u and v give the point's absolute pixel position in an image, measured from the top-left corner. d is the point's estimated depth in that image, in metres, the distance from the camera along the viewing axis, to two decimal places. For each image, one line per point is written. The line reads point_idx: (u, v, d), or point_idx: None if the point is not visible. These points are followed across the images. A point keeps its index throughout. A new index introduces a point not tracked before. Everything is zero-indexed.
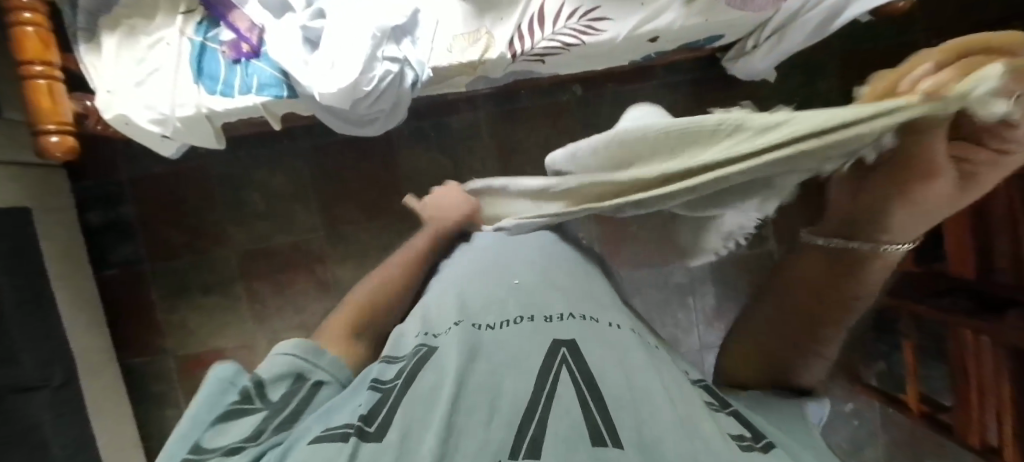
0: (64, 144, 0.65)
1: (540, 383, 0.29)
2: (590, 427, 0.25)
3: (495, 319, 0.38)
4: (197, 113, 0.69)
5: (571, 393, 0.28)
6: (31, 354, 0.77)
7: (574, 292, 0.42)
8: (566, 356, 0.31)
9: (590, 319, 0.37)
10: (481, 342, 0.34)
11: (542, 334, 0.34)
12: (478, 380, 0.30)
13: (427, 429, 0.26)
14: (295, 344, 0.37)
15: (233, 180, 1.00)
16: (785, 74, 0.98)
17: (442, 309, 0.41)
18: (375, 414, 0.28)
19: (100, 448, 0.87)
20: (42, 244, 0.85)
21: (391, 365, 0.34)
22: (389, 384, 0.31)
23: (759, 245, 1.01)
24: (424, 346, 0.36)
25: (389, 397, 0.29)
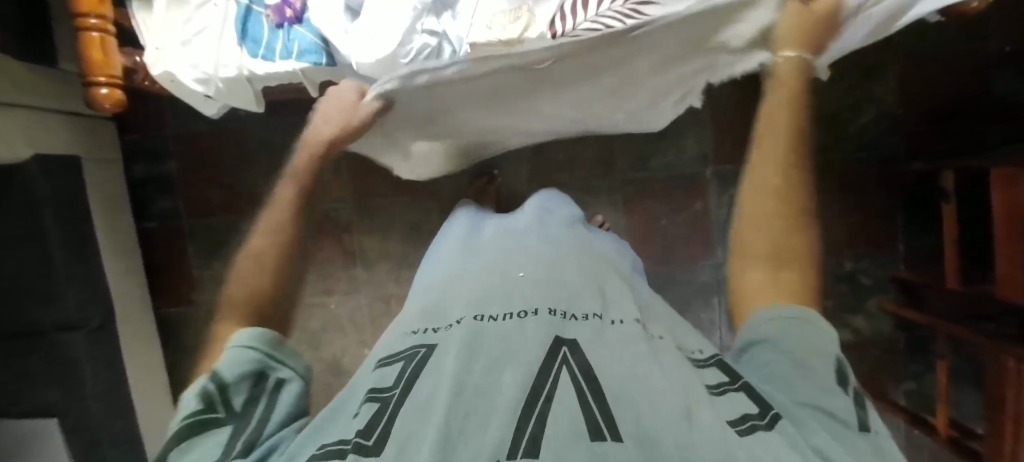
0: (113, 97, 0.68)
1: (538, 381, 0.29)
2: (587, 422, 0.25)
3: (499, 312, 0.38)
4: (239, 75, 0.70)
5: (568, 390, 0.28)
6: (74, 294, 0.82)
7: (578, 286, 0.42)
8: (567, 354, 0.32)
9: (593, 317, 0.38)
10: (483, 337, 0.34)
11: (543, 329, 0.35)
12: (475, 377, 0.30)
13: (423, 437, 0.25)
14: (251, 336, 0.38)
15: (270, 145, 1.02)
16: (838, 75, 0.93)
17: (449, 308, 0.41)
18: (372, 429, 0.27)
19: (131, 388, 0.92)
20: (89, 192, 0.90)
21: (391, 368, 0.35)
22: (387, 392, 0.32)
23: None
24: (424, 348, 0.36)
25: (388, 406, 0.29)
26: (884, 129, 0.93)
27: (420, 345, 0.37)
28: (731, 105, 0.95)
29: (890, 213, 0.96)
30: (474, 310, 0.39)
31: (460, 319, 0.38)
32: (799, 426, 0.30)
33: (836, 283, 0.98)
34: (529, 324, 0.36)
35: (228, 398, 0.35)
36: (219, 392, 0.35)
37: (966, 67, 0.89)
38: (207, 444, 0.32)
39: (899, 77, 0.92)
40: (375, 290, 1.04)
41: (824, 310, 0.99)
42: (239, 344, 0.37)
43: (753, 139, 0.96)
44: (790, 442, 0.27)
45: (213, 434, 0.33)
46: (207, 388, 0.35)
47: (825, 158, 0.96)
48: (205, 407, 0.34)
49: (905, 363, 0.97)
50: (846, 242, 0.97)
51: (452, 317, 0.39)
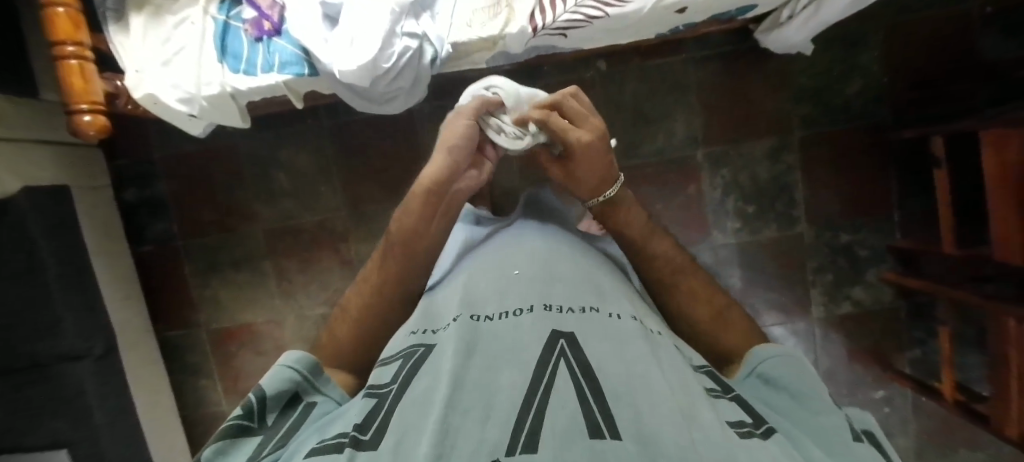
0: (96, 124, 0.67)
1: (538, 374, 0.29)
2: (586, 419, 0.25)
3: (495, 311, 0.38)
4: (222, 92, 0.70)
5: (568, 383, 0.28)
6: (74, 325, 0.81)
7: (575, 282, 0.43)
8: (565, 346, 0.32)
9: (590, 310, 0.38)
10: (479, 335, 0.35)
11: (541, 325, 0.35)
12: (472, 373, 0.30)
13: (422, 433, 0.25)
14: (298, 359, 0.38)
15: (259, 159, 1.01)
16: (822, 48, 0.93)
17: (446, 309, 0.41)
18: (369, 424, 0.28)
19: (138, 414, 0.92)
20: (81, 221, 0.89)
21: (387, 368, 0.35)
22: (385, 389, 0.32)
23: (788, 228, 0.98)
24: (421, 347, 0.36)
25: (386, 402, 0.30)
26: (870, 98, 0.93)
27: (419, 343, 0.37)
28: (716, 85, 0.96)
29: (884, 182, 0.95)
30: (470, 309, 0.39)
31: (456, 317, 0.38)
32: (794, 443, 0.29)
33: (835, 257, 0.98)
34: (526, 319, 0.36)
35: (264, 414, 0.35)
36: (258, 404, 0.35)
37: (948, 30, 0.89)
38: (243, 451, 0.32)
39: (883, 44, 0.91)
40: None
41: (825, 284, 0.99)
42: (285, 364, 0.38)
43: (742, 119, 0.96)
44: (786, 451, 0.26)
45: (244, 443, 0.33)
46: (249, 399, 0.35)
47: (815, 132, 0.96)
48: (243, 415, 0.34)
49: (908, 331, 0.98)
50: (841, 214, 0.97)
51: (449, 316, 0.39)
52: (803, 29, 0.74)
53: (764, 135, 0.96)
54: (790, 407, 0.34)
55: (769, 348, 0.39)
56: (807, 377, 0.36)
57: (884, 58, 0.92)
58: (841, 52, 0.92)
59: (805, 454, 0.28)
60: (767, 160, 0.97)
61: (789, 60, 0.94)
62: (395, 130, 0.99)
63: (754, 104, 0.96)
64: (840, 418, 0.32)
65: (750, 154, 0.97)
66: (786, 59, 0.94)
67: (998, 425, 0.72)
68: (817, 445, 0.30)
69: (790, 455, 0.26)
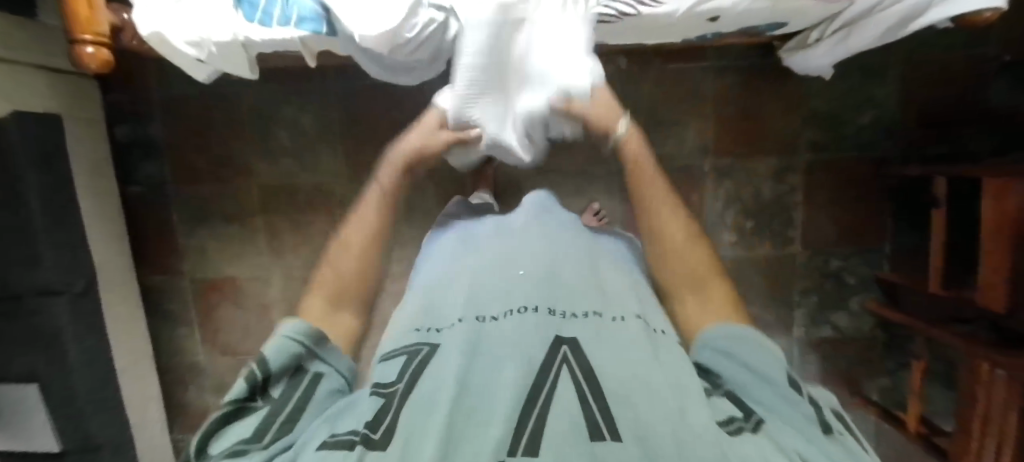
0: (99, 57, 0.64)
1: (539, 378, 0.30)
2: (589, 424, 0.26)
3: (500, 311, 0.39)
4: (234, 40, 0.67)
5: (570, 388, 0.29)
6: (54, 260, 0.79)
7: (580, 286, 0.43)
8: (567, 353, 0.32)
9: (593, 315, 0.38)
10: (484, 334, 0.35)
11: (545, 328, 0.35)
12: (478, 376, 0.31)
13: (429, 434, 0.26)
14: (296, 330, 0.38)
15: (262, 113, 0.98)
16: (842, 74, 0.93)
17: (448, 307, 0.42)
18: (379, 420, 0.28)
19: (113, 355, 0.91)
20: (71, 154, 0.86)
21: (392, 363, 0.35)
22: (393, 387, 0.32)
23: (782, 248, 0.99)
24: (425, 344, 0.36)
25: (392, 400, 0.30)
26: (880, 131, 0.94)
27: (422, 340, 0.37)
28: (734, 97, 0.95)
29: (880, 216, 0.97)
30: (474, 311, 0.39)
31: (461, 317, 0.39)
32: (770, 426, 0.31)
33: (823, 281, 1.00)
34: (528, 321, 0.36)
35: (269, 387, 0.36)
36: (262, 379, 0.35)
37: (968, 72, 0.90)
38: (244, 424, 0.33)
39: (903, 79, 0.92)
40: None
41: (808, 306, 1.01)
42: (286, 334, 0.38)
43: (753, 134, 0.96)
44: (776, 445, 0.28)
45: (249, 418, 0.34)
46: (252, 372, 0.35)
47: (823, 156, 0.96)
48: (248, 394, 0.35)
49: (881, 360, 1.01)
50: (835, 240, 0.99)
51: (453, 316, 0.40)
52: (830, 54, 0.74)
53: (772, 153, 0.97)
54: (755, 386, 0.34)
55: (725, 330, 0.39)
56: (758, 352, 0.36)
57: (901, 92, 0.92)
58: (859, 81, 0.93)
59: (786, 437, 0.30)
60: (772, 179, 0.97)
61: (810, 81, 0.94)
62: (405, 100, 0.97)
63: (768, 122, 0.96)
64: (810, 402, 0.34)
65: (756, 171, 0.97)
66: (805, 80, 0.94)
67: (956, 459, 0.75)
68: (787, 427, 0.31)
69: (778, 447, 0.28)
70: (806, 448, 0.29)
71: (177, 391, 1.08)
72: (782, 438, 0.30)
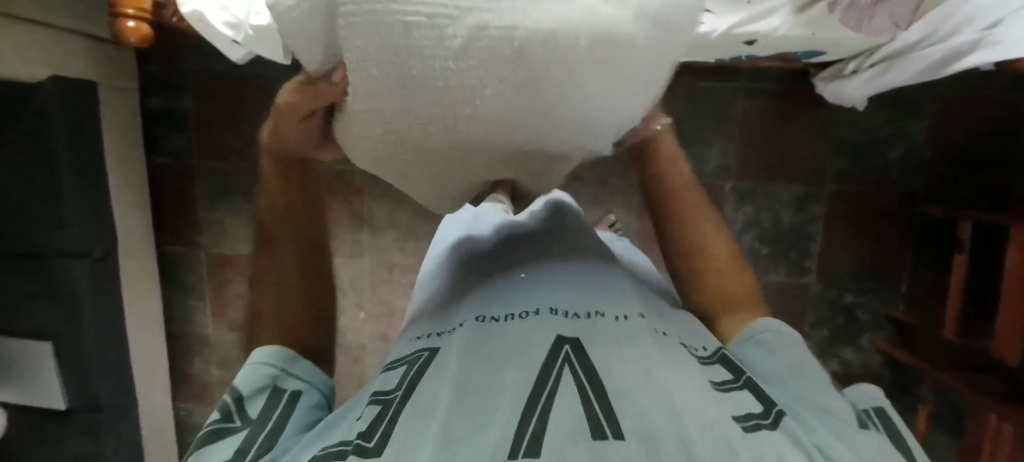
0: (139, 31, 0.65)
1: (541, 377, 0.29)
2: (589, 420, 0.26)
3: (501, 312, 0.38)
4: (270, 25, 0.69)
5: (570, 389, 0.28)
6: (78, 223, 0.81)
7: (583, 286, 0.41)
8: (570, 352, 0.31)
9: (595, 315, 0.37)
10: (484, 338, 0.35)
11: (547, 328, 0.34)
12: (477, 378, 0.31)
13: (425, 442, 0.26)
14: (270, 353, 0.37)
15: None
16: (875, 106, 0.91)
17: (453, 314, 0.42)
18: (373, 430, 0.29)
19: (126, 321, 0.93)
20: (104, 122, 0.88)
21: (392, 374, 0.36)
22: (389, 395, 0.32)
23: (796, 277, 0.98)
24: (427, 351, 0.37)
25: (390, 409, 0.30)
26: (909, 166, 0.92)
27: (423, 347, 0.38)
28: (762, 120, 0.94)
29: (899, 252, 0.95)
30: (475, 313, 0.39)
31: (462, 323, 0.39)
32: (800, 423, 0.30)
33: (835, 314, 0.99)
34: (529, 324, 0.35)
35: (244, 410, 0.33)
36: (235, 403, 0.33)
37: (1005, 113, 0.87)
38: (221, 450, 0.30)
39: (936, 116, 0.90)
40: (378, 256, 1.05)
41: (818, 339, 1.00)
42: (258, 360, 0.36)
43: (779, 160, 0.95)
44: (797, 442, 0.27)
45: (227, 442, 0.31)
46: (226, 402, 0.33)
47: (847, 188, 0.95)
48: (223, 418, 0.32)
49: (888, 400, 0.99)
50: (852, 274, 0.97)
51: (456, 321, 0.40)
52: (861, 88, 0.73)
53: (796, 180, 0.95)
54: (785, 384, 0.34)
55: (765, 326, 0.39)
56: (797, 357, 0.36)
57: (934, 128, 0.90)
58: (893, 114, 0.91)
59: (819, 442, 0.28)
60: (793, 207, 0.96)
61: (841, 110, 0.92)
62: None
63: (795, 149, 0.94)
64: (841, 403, 0.32)
65: (777, 197, 0.96)
66: (836, 109, 0.92)
67: None
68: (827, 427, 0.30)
69: (799, 446, 0.26)
70: (832, 445, 0.27)
71: (185, 361, 1.10)
72: (799, 430, 0.28)
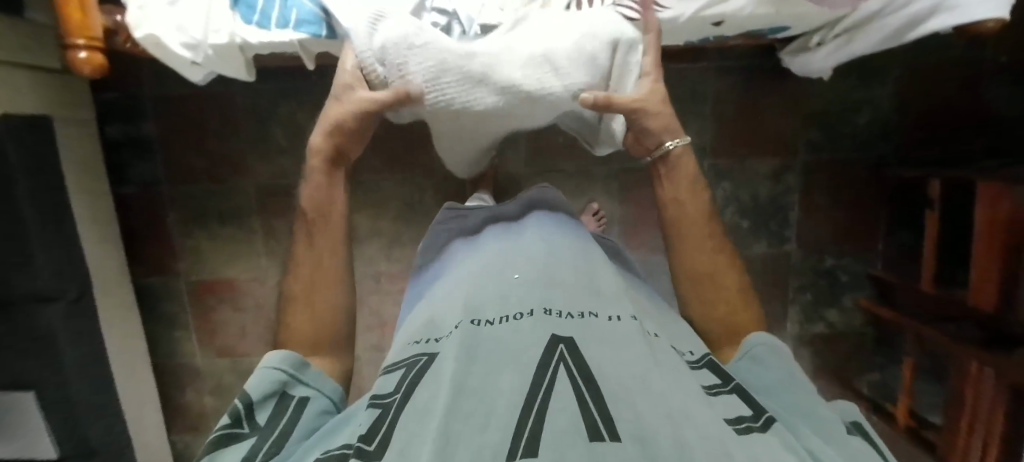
0: (92, 62, 0.62)
1: (537, 376, 0.30)
2: (586, 421, 0.26)
3: (495, 316, 0.38)
4: (230, 42, 0.66)
5: (567, 386, 0.29)
6: (48, 265, 0.77)
7: (575, 286, 0.42)
8: (565, 352, 0.33)
9: (590, 315, 0.38)
10: (480, 341, 0.35)
11: (542, 327, 0.35)
12: (473, 379, 0.31)
13: (423, 441, 0.26)
14: (281, 360, 0.42)
15: (258, 113, 0.97)
16: (840, 76, 0.93)
17: (446, 316, 0.42)
18: (374, 433, 0.30)
19: (110, 360, 0.90)
20: (63, 157, 0.84)
21: (392, 376, 0.37)
22: (388, 399, 0.34)
23: (778, 247, 1.01)
24: (425, 355, 0.37)
25: (388, 411, 0.32)
26: (876, 131, 0.95)
27: (422, 351, 0.39)
28: (734, 97, 0.95)
29: (872, 215, 0.99)
30: (471, 316, 0.39)
31: (456, 325, 0.39)
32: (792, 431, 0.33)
33: (817, 280, 1.02)
34: (524, 327, 0.36)
35: (253, 416, 0.38)
36: (246, 408, 0.38)
37: (961, 73, 0.91)
38: (235, 452, 0.35)
39: (899, 81, 0.93)
40: (365, 267, 1.04)
41: (802, 305, 1.03)
42: (270, 365, 0.41)
43: (753, 135, 0.97)
44: (785, 442, 0.30)
45: (238, 445, 0.36)
46: (236, 406, 0.38)
47: (820, 157, 0.97)
48: (233, 423, 0.37)
49: (872, 355, 1.03)
50: (832, 240, 1.00)
51: (451, 323, 0.40)
52: (831, 57, 0.74)
53: (770, 154, 0.97)
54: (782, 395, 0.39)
55: (760, 343, 0.44)
56: (789, 372, 0.41)
57: (897, 93, 0.93)
58: (858, 83, 0.93)
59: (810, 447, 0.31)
60: (769, 179, 0.98)
61: (808, 81, 0.94)
62: None
63: (767, 124, 0.96)
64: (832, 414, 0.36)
65: (754, 171, 0.98)
66: (803, 81, 0.94)
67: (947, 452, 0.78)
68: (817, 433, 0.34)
69: (789, 448, 0.29)
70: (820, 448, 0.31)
71: (175, 392, 1.08)
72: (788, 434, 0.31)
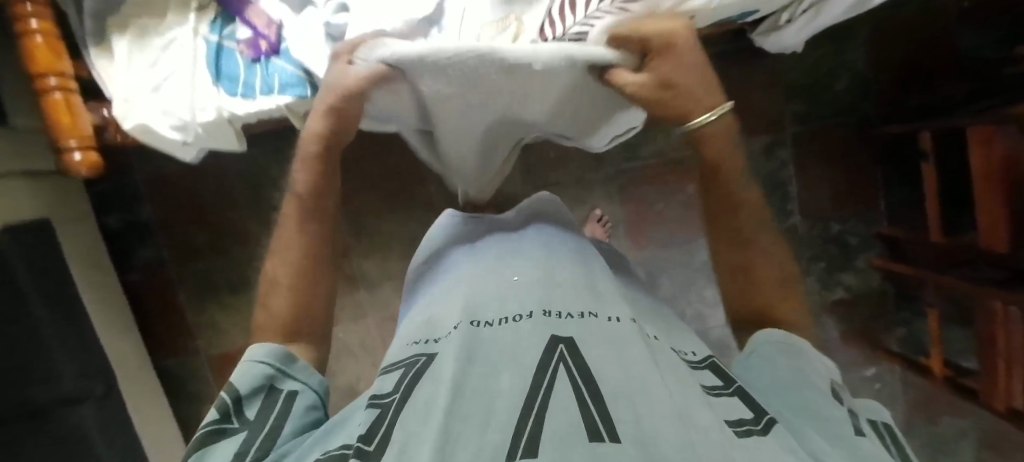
0: (88, 161, 0.63)
1: (537, 378, 0.31)
2: (587, 424, 0.26)
3: (495, 316, 0.39)
4: (218, 117, 0.66)
5: (567, 389, 0.30)
6: (68, 366, 0.76)
7: (573, 288, 0.43)
8: (564, 352, 0.33)
9: (590, 317, 0.39)
10: (480, 342, 0.36)
11: (542, 330, 0.36)
12: (473, 381, 0.32)
13: (423, 441, 0.26)
14: (267, 353, 0.43)
15: (252, 177, 0.98)
16: (811, 46, 0.95)
17: (445, 317, 0.43)
18: (373, 434, 0.30)
19: (144, 449, 0.88)
20: (68, 256, 0.84)
21: (389, 378, 0.38)
22: (387, 399, 0.34)
23: (783, 220, 1.02)
24: (423, 356, 0.38)
25: (388, 413, 0.32)
26: (856, 92, 0.97)
27: (421, 351, 0.39)
28: None
29: (869, 174, 1.00)
30: (470, 317, 0.40)
31: (456, 325, 0.39)
32: (792, 431, 0.32)
33: (827, 246, 1.03)
34: (523, 329, 0.37)
35: (242, 411, 0.38)
36: (233, 402, 0.38)
37: (929, 23, 0.92)
38: (223, 447, 0.35)
39: (870, 42, 0.94)
40: (382, 310, 1.04)
41: (818, 273, 1.04)
42: (255, 360, 0.42)
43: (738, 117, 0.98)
44: (785, 445, 0.28)
45: (225, 442, 0.35)
46: (224, 401, 0.38)
47: (808, 127, 0.99)
48: (222, 419, 0.37)
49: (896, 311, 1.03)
50: (834, 205, 1.01)
51: (450, 324, 0.41)
52: (803, 30, 0.75)
53: (758, 132, 0.99)
54: (790, 391, 0.37)
55: (770, 335, 0.43)
56: (800, 364, 0.39)
57: (870, 53, 0.95)
58: (831, 50, 0.95)
59: (811, 449, 0.30)
60: (762, 156, 1.00)
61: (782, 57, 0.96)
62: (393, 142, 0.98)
63: (750, 103, 0.98)
64: (840, 410, 0.35)
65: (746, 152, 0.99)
66: (777, 57, 0.96)
67: (987, 398, 0.77)
68: (820, 432, 0.33)
69: (789, 447, 0.28)
70: (822, 448, 0.31)
71: None
72: (790, 436, 0.30)
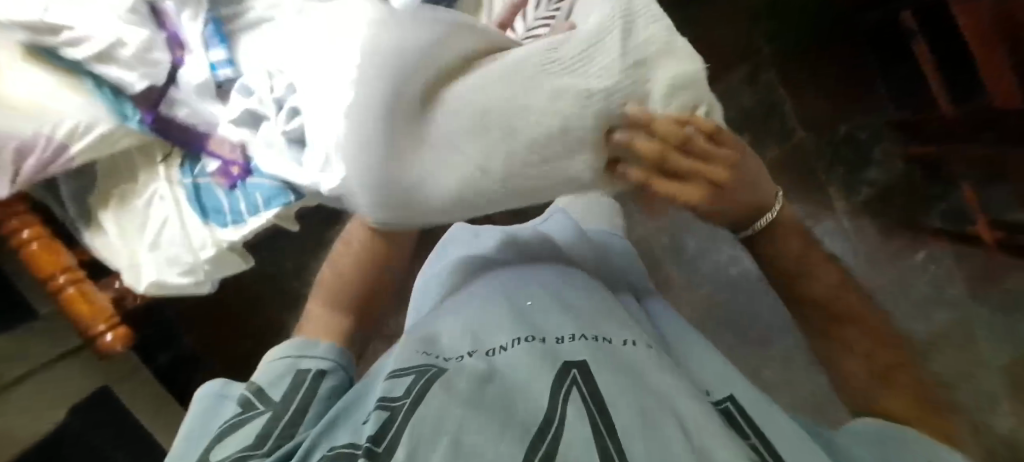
0: (120, 337, 0.62)
1: (553, 404, 0.31)
2: (602, 455, 0.27)
3: (506, 339, 0.39)
4: (219, 249, 0.68)
5: (580, 414, 0.30)
6: None
7: (585, 310, 0.44)
8: (577, 376, 0.33)
9: (602, 340, 0.39)
10: (495, 367, 0.36)
11: (553, 355, 0.36)
12: (488, 399, 0.31)
13: (435, 447, 0.26)
14: (286, 349, 0.45)
15: (275, 278, 1.02)
16: None
17: (451, 336, 0.42)
18: (384, 434, 0.29)
19: None
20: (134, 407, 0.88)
21: (397, 381, 0.35)
22: (398, 402, 0.32)
23: (785, 141, 1.00)
24: (433, 367, 0.36)
25: (399, 414, 0.30)
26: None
27: (427, 363, 0.37)
28: None
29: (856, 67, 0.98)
30: (481, 344, 0.39)
31: (470, 350, 0.38)
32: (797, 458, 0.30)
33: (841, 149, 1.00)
34: (536, 351, 0.36)
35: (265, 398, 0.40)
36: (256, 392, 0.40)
37: None
38: (248, 427, 0.36)
39: None
40: None
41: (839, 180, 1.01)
42: (278, 356, 0.44)
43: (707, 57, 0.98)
44: None
45: (248, 424, 0.36)
46: (247, 393, 0.40)
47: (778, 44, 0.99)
48: (244, 406, 0.39)
49: None
50: (831, 108, 1.00)
51: (458, 343, 0.40)
52: None
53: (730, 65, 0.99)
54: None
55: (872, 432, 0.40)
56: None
57: None
58: None
59: None
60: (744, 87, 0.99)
61: None
62: None
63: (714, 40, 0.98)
64: None
65: (727, 86, 0.99)
66: None
67: None
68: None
69: None
70: None
71: None
72: None
